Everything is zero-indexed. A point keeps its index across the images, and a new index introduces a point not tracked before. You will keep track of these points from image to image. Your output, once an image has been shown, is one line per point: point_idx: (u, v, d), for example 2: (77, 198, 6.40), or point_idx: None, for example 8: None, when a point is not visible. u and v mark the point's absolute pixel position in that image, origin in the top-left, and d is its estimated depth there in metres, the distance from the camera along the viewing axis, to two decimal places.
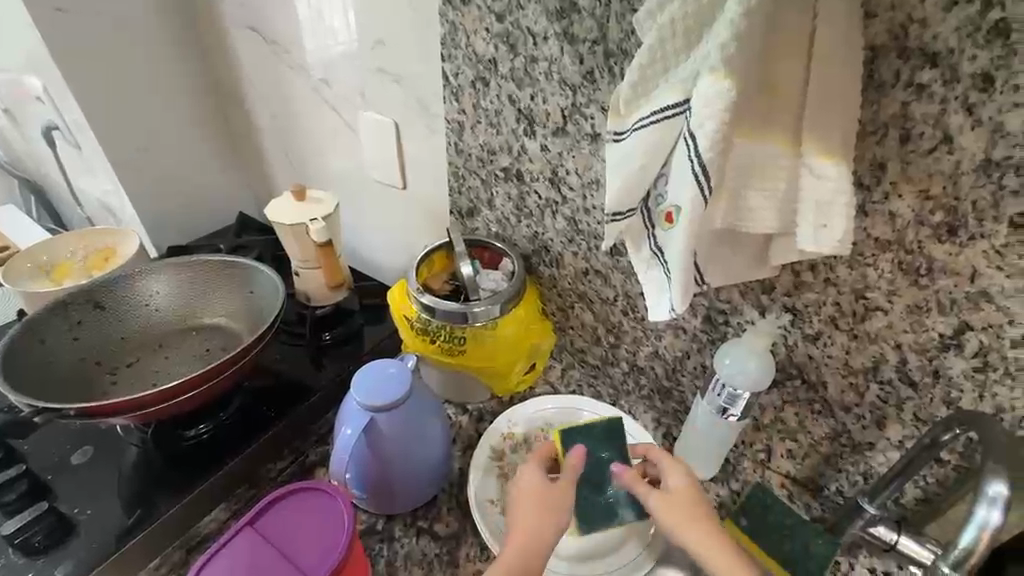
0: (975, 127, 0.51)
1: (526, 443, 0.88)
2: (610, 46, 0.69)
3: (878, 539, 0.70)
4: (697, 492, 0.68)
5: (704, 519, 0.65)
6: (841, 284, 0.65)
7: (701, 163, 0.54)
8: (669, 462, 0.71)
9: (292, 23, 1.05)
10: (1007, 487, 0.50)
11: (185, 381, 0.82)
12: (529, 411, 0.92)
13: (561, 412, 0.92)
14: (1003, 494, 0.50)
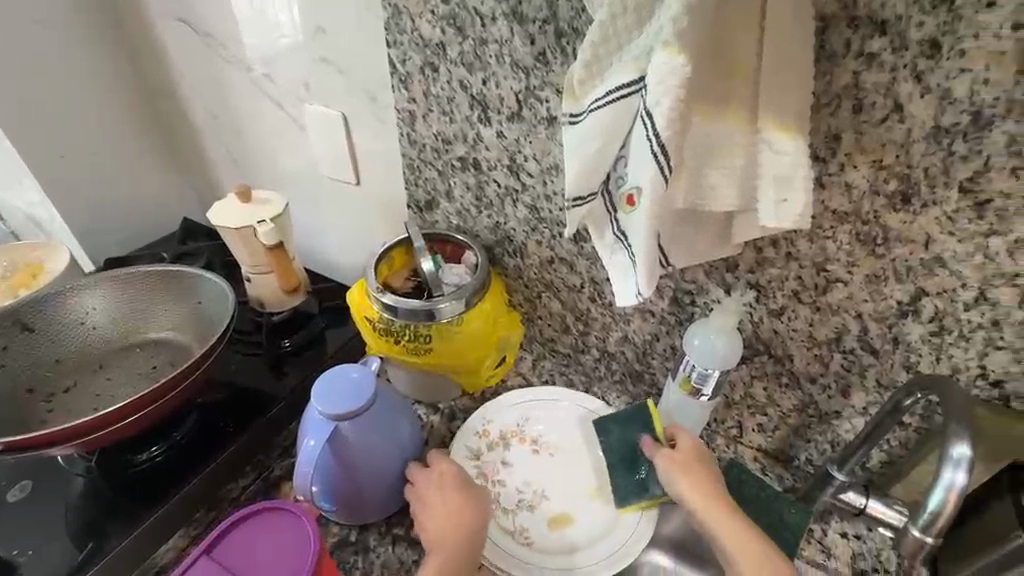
0: (924, 94, 0.51)
1: (502, 441, 0.86)
2: (561, 25, 0.66)
3: (848, 505, 0.71)
4: (705, 456, 0.73)
5: (707, 481, 0.70)
6: (801, 258, 0.66)
7: (660, 142, 0.53)
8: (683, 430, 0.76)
9: (224, 12, 0.98)
10: (970, 447, 0.52)
11: (114, 411, 0.76)
12: (503, 407, 0.89)
13: (535, 403, 0.90)
14: (965, 454, 0.51)
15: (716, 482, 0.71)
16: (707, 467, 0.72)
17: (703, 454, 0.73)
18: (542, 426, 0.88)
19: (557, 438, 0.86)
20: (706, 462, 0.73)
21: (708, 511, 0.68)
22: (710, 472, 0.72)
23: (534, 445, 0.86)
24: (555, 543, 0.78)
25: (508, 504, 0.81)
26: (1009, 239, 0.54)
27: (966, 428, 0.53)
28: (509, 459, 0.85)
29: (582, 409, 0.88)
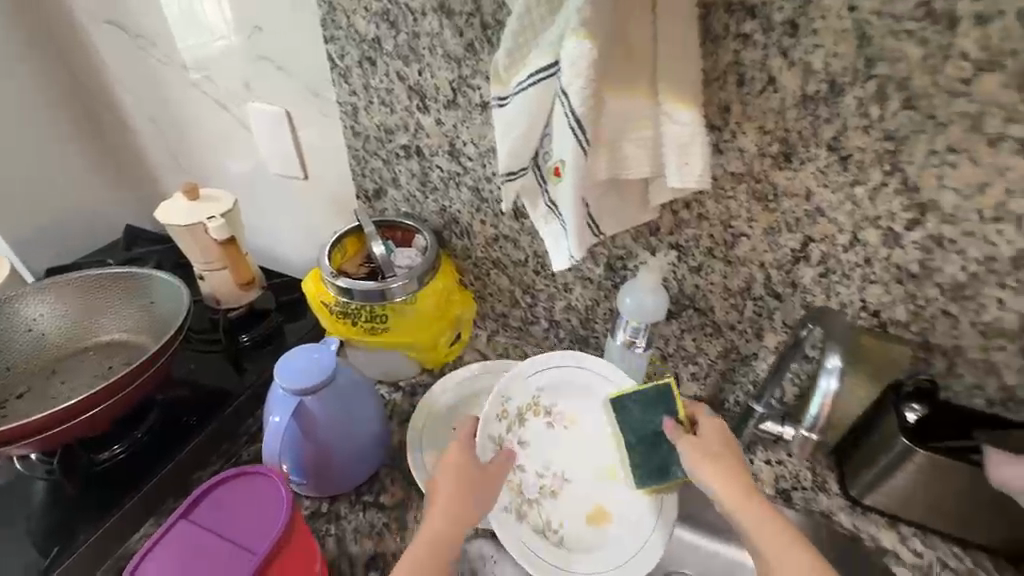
0: (790, 68, 0.60)
1: (519, 419, 0.83)
2: (486, 18, 0.73)
3: (769, 433, 0.82)
4: (731, 444, 0.72)
5: (735, 467, 0.69)
6: (711, 218, 0.75)
7: (576, 118, 0.60)
8: (709, 417, 0.75)
9: (156, 13, 0.99)
10: (842, 358, 0.64)
11: (64, 411, 0.76)
12: (522, 383, 0.83)
13: (549, 376, 0.84)
14: (837, 364, 0.63)
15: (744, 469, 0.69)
16: (735, 455, 0.70)
17: (728, 441, 0.72)
18: (557, 398, 0.85)
19: (572, 411, 0.85)
20: (732, 449, 0.71)
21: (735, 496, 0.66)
22: (737, 459, 0.70)
23: (549, 418, 0.85)
24: (579, 530, 0.81)
25: (531, 495, 0.82)
26: (869, 187, 0.64)
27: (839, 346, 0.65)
28: (526, 438, 0.83)
29: (598, 378, 0.83)
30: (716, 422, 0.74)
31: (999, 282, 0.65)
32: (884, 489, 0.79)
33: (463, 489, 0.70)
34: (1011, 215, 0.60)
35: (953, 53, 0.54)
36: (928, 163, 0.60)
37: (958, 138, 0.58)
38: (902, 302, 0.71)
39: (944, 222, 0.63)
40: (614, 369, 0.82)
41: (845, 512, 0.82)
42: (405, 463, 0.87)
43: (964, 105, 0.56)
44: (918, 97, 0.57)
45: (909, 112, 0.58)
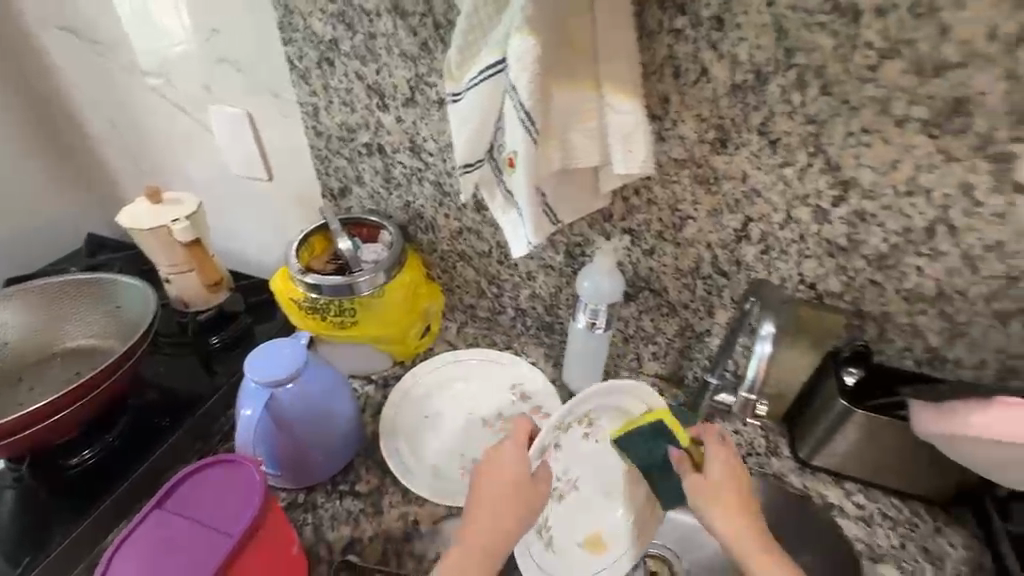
0: (720, 60, 0.66)
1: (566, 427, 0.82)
2: (438, 17, 0.76)
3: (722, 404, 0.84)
4: (739, 480, 0.72)
5: (738, 504, 0.70)
6: (659, 203, 0.80)
7: (525, 110, 0.63)
8: (719, 448, 0.74)
9: (113, 18, 0.99)
10: (775, 326, 0.69)
11: (26, 415, 0.78)
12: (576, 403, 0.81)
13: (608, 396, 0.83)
14: (772, 330, 0.69)
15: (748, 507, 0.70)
16: (740, 492, 0.71)
17: (735, 475, 0.72)
18: (599, 415, 0.84)
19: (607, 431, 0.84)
20: (740, 486, 0.71)
21: (735, 535, 0.68)
22: (743, 496, 0.71)
23: (586, 432, 0.84)
24: (565, 531, 0.85)
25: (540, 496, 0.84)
26: (797, 168, 0.70)
27: (773, 313, 0.71)
28: (561, 444, 0.83)
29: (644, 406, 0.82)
30: (724, 458, 0.73)
31: (916, 251, 0.71)
32: (829, 451, 0.84)
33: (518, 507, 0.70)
34: (921, 188, 0.67)
35: (859, 43, 0.60)
36: (847, 144, 0.66)
37: (870, 120, 0.64)
38: (835, 274, 0.77)
39: (865, 198, 0.69)
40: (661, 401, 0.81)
41: (795, 473, 0.87)
42: (379, 452, 0.89)
43: (872, 90, 0.62)
44: (832, 84, 0.63)
45: (826, 98, 0.64)
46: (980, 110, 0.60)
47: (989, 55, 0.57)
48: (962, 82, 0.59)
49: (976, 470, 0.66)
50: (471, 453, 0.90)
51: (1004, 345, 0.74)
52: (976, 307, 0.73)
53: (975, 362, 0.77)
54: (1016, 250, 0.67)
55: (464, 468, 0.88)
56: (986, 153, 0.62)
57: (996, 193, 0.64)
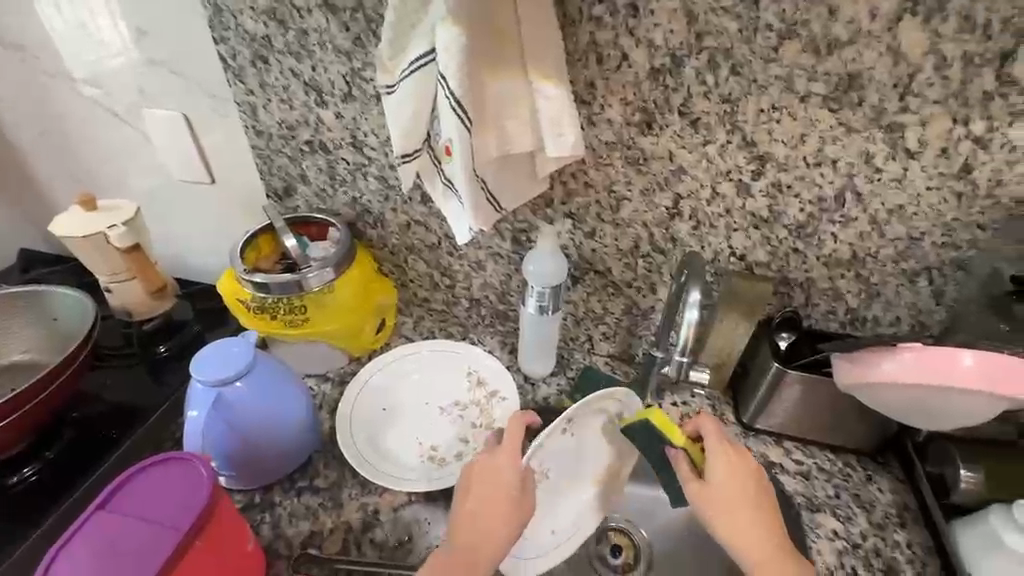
0: (638, 46, 0.70)
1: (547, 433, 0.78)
2: (369, 12, 0.77)
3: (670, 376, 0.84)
4: (744, 473, 0.72)
5: (742, 497, 0.71)
6: (596, 186, 0.83)
7: (455, 98, 0.66)
8: (718, 442, 0.74)
9: (36, 23, 0.96)
10: (700, 292, 0.73)
11: None
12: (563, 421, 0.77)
13: (598, 405, 0.80)
14: (698, 298, 0.72)
15: (752, 497, 0.71)
16: (744, 486, 0.72)
17: (738, 468, 0.72)
18: (582, 419, 0.82)
19: (587, 428, 0.83)
20: (745, 479, 0.72)
21: (735, 531, 0.70)
22: (748, 489, 0.71)
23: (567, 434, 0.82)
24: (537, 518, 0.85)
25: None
26: (718, 145, 0.75)
27: (699, 281, 0.74)
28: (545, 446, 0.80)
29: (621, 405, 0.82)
30: (725, 460, 0.72)
31: (831, 219, 0.77)
32: (771, 414, 0.88)
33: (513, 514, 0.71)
34: (828, 159, 0.72)
35: (761, 25, 0.65)
36: (759, 121, 0.71)
37: (777, 97, 0.69)
38: (761, 245, 0.82)
39: (780, 170, 0.74)
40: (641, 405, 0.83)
41: (740, 437, 0.91)
42: (337, 447, 0.90)
43: (777, 69, 0.68)
44: (740, 65, 0.68)
45: (737, 78, 0.69)
46: (871, 84, 0.66)
47: (872, 33, 0.63)
48: (853, 58, 0.65)
49: (899, 416, 0.71)
50: (430, 441, 0.91)
51: (914, 301, 0.81)
52: (886, 268, 0.79)
53: (891, 320, 0.83)
54: (915, 212, 0.73)
55: (422, 456, 0.89)
56: (880, 124, 0.68)
57: (893, 160, 0.70)
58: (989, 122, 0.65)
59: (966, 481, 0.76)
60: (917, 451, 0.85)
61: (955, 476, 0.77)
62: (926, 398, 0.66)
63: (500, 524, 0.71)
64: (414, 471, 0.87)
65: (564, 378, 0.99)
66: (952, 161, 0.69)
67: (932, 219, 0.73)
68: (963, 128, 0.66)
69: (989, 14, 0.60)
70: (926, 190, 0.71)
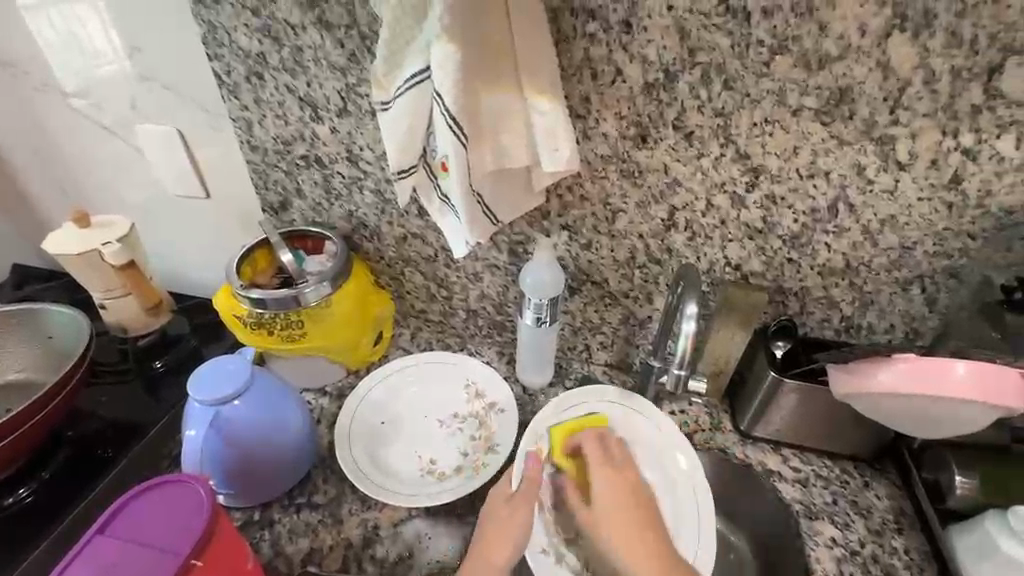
0: (632, 61, 0.71)
1: (554, 457, 0.83)
2: (363, 29, 0.77)
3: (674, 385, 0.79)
4: (626, 479, 0.75)
5: (626, 505, 0.73)
6: (591, 198, 0.83)
7: (451, 115, 0.66)
8: (599, 454, 0.78)
9: (27, 39, 0.96)
10: (697, 305, 0.72)
11: None
12: (540, 419, 0.87)
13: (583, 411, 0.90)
14: (695, 310, 0.72)
15: (634, 505, 0.73)
16: (626, 491, 0.74)
17: (618, 478, 0.75)
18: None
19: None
20: (627, 486, 0.74)
21: (620, 545, 0.70)
22: (630, 497, 0.74)
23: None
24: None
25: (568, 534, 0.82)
26: (712, 158, 0.75)
27: (694, 293, 0.73)
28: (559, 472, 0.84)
29: (608, 404, 0.90)
30: (601, 474, 0.75)
31: (824, 229, 0.77)
32: (768, 422, 0.89)
33: (529, 480, 0.77)
34: (821, 171, 0.73)
35: (752, 41, 0.66)
36: (752, 134, 0.72)
37: (769, 111, 0.70)
38: (756, 255, 0.82)
39: (773, 182, 0.75)
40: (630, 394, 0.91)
41: (738, 445, 0.92)
42: (335, 462, 0.89)
43: (769, 84, 0.68)
44: (733, 79, 0.69)
45: (729, 92, 0.70)
46: (861, 98, 0.67)
47: (861, 48, 0.64)
48: (843, 73, 0.66)
49: (894, 424, 0.72)
50: (429, 454, 0.91)
51: (907, 309, 0.82)
52: (879, 277, 0.80)
53: (885, 327, 0.84)
54: (907, 222, 0.74)
55: (422, 469, 0.89)
56: (871, 136, 0.69)
57: (884, 172, 0.71)
58: (977, 134, 0.66)
59: (961, 487, 0.77)
60: (913, 457, 0.86)
61: (951, 482, 0.78)
62: (922, 407, 0.66)
63: (519, 498, 0.76)
64: (414, 485, 0.87)
65: (562, 388, 0.99)
66: (942, 173, 0.70)
67: (924, 229, 0.74)
68: (952, 140, 0.67)
69: (976, 30, 0.61)
70: (917, 200, 0.72)
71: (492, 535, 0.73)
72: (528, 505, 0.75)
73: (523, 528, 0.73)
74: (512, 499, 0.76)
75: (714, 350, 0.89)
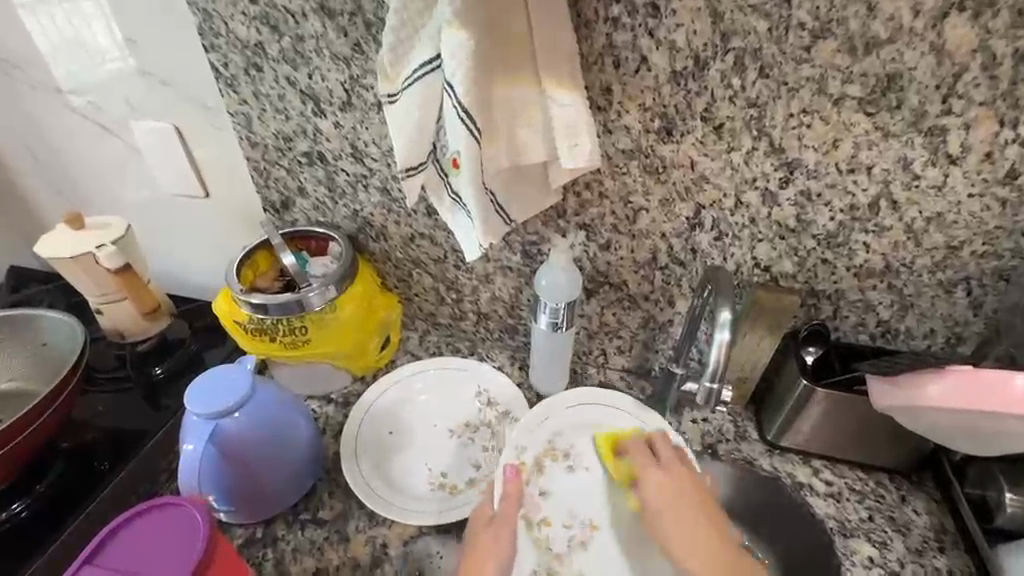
0: (659, 48, 0.65)
1: (536, 468, 0.82)
2: (368, 16, 0.73)
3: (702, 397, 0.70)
4: (674, 476, 0.73)
5: (685, 513, 0.70)
6: (611, 195, 0.78)
7: (464, 108, 0.61)
8: (645, 459, 0.76)
9: (19, 34, 0.91)
10: (731, 311, 0.67)
11: None
12: (532, 429, 0.85)
13: (574, 420, 0.87)
14: (728, 317, 0.67)
15: (689, 518, 0.70)
16: (679, 495, 0.72)
17: (674, 481, 0.73)
18: (573, 438, 0.85)
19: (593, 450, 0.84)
20: (683, 500, 0.71)
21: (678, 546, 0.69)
22: (685, 505, 0.71)
23: (568, 462, 0.83)
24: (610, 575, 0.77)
25: (560, 550, 0.78)
26: (743, 152, 0.70)
27: (727, 299, 0.68)
28: (545, 486, 0.81)
29: (614, 412, 0.87)
30: (664, 484, 0.73)
31: (863, 227, 0.72)
32: (798, 433, 0.84)
33: (509, 499, 0.75)
34: (862, 165, 0.67)
35: (793, 23, 0.61)
36: (788, 126, 0.67)
37: (808, 100, 0.65)
38: (788, 255, 0.77)
39: (809, 178, 0.70)
40: (646, 409, 0.87)
41: (765, 457, 0.86)
42: (342, 476, 0.85)
43: (809, 71, 0.63)
44: (769, 66, 0.64)
45: (765, 81, 0.65)
46: (910, 86, 0.61)
47: (914, 31, 0.58)
48: (892, 58, 0.60)
49: (941, 439, 0.67)
50: (439, 467, 0.87)
51: (950, 312, 0.76)
52: (921, 279, 0.74)
53: (925, 332, 0.79)
54: (955, 220, 0.69)
55: (432, 483, 0.85)
56: (920, 127, 0.64)
57: (932, 166, 0.66)
58: None
59: (1011, 504, 0.73)
60: (954, 471, 0.81)
61: (999, 499, 0.75)
62: (976, 423, 0.61)
63: (500, 520, 0.73)
64: (424, 500, 0.83)
65: None
66: (997, 167, 0.64)
67: (973, 227, 0.69)
68: (1010, 132, 0.62)
69: None
70: (968, 197, 0.67)
71: (477, 557, 0.70)
72: (510, 526, 0.72)
73: (511, 545, 0.71)
74: (495, 521, 0.73)
75: (741, 357, 0.84)
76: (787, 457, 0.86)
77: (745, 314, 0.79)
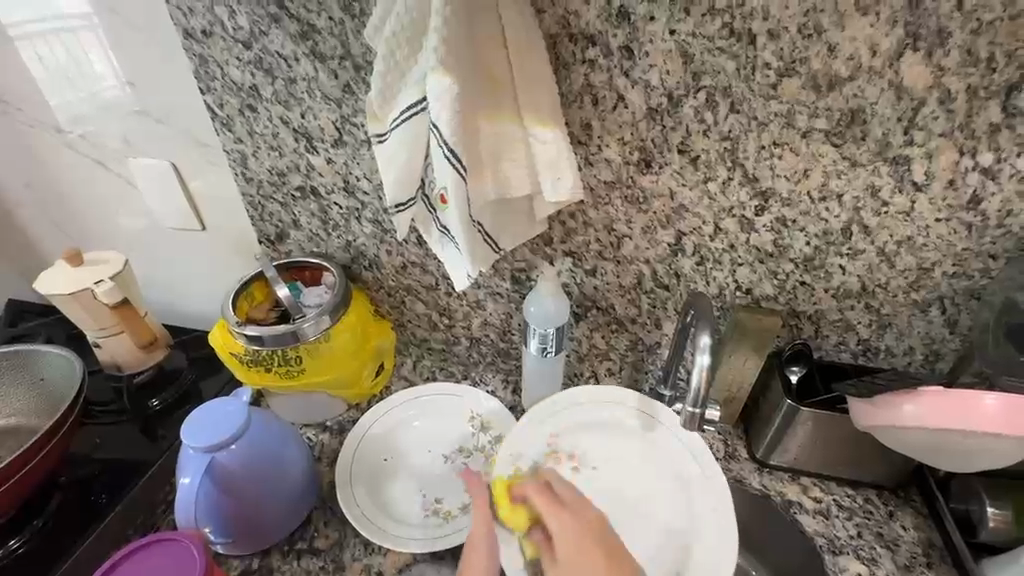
0: (634, 86, 0.69)
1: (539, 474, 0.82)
2: (357, 59, 0.76)
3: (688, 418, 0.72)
4: (585, 520, 0.65)
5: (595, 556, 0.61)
6: (595, 224, 0.81)
7: (450, 148, 0.63)
8: (547, 501, 0.68)
9: (19, 76, 0.94)
10: (711, 336, 0.69)
11: None
12: (526, 437, 0.84)
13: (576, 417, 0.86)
14: (708, 342, 0.68)
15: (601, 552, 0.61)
16: (584, 539, 0.63)
17: (577, 522, 0.64)
18: (574, 442, 0.85)
19: (601, 451, 0.84)
20: (590, 532, 0.63)
21: None
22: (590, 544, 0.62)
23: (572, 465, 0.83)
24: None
25: None
26: (719, 182, 0.73)
27: (708, 323, 0.70)
28: None
29: (619, 409, 0.85)
30: (567, 522, 0.65)
31: (838, 251, 0.75)
32: (786, 451, 0.85)
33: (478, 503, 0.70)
34: (833, 194, 0.70)
35: (759, 63, 0.64)
36: (760, 157, 0.70)
37: (778, 134, 0.68)
38: (767, 279, 0.79)
39: (783, 206, 0.73)
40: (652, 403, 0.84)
41: (755, 475, 0.88)
42: (337, 504, 0.86)
43: (777, 106, 0.66)
44: (739, 102, 0.67)
45: (736, 115, 0.68)
46: (873, 118, 0.65)
47: (873, 68, 0.62)
48: (854, 93, 0.64)
49: (921, 457, 0.69)
50: (434, 492, 0.88)
51: (927, 330, 0.78)
52: (898, 299, 0.77)
53: (904, 349, 0.81)
54: (925, 243, 0.71)
55: (427, 509, 0.86)
56: (885, 157, 0.67)
57: (899, 193, 0.69)
58: (997, 153, 0.64)
59: (994, 519, 0.75)
60: (939, 485, 0.82)
61: (982, 513, 0.76)
62: (952, 443, 0.63)
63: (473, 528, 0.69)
64: (419, 527, 0.84)
65: None
66: (960, 193, 0.67)
67: (943, 250, 0.71)
68: (970, 160, 0.65)
69: (992, 47, 0.58)
70: (935, 221, 0.70)
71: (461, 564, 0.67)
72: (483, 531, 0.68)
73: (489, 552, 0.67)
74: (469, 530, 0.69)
75: (729, 377, 0.85)
76: (777, 476, 0.87)
77: (729, 336, 0.81)
